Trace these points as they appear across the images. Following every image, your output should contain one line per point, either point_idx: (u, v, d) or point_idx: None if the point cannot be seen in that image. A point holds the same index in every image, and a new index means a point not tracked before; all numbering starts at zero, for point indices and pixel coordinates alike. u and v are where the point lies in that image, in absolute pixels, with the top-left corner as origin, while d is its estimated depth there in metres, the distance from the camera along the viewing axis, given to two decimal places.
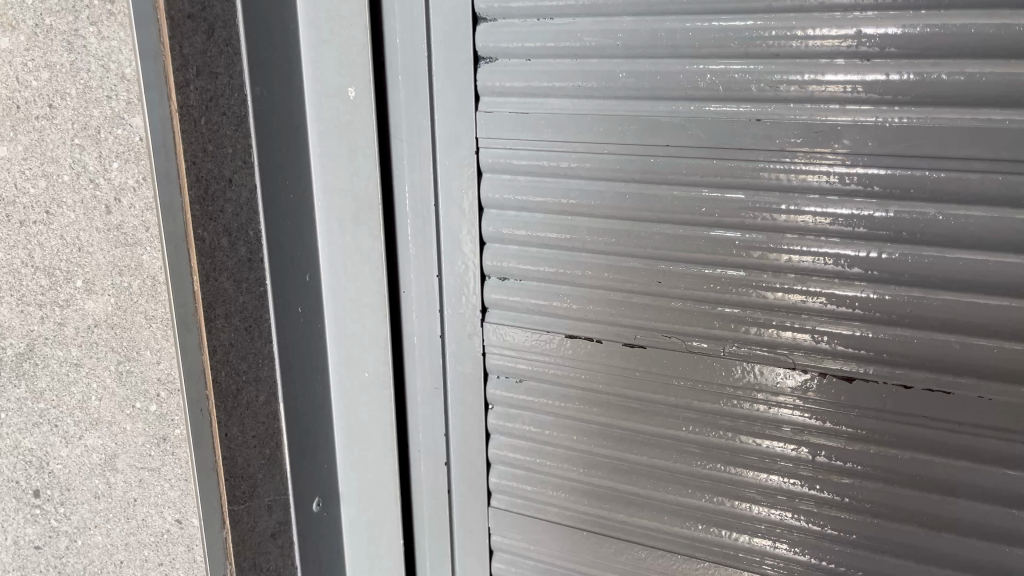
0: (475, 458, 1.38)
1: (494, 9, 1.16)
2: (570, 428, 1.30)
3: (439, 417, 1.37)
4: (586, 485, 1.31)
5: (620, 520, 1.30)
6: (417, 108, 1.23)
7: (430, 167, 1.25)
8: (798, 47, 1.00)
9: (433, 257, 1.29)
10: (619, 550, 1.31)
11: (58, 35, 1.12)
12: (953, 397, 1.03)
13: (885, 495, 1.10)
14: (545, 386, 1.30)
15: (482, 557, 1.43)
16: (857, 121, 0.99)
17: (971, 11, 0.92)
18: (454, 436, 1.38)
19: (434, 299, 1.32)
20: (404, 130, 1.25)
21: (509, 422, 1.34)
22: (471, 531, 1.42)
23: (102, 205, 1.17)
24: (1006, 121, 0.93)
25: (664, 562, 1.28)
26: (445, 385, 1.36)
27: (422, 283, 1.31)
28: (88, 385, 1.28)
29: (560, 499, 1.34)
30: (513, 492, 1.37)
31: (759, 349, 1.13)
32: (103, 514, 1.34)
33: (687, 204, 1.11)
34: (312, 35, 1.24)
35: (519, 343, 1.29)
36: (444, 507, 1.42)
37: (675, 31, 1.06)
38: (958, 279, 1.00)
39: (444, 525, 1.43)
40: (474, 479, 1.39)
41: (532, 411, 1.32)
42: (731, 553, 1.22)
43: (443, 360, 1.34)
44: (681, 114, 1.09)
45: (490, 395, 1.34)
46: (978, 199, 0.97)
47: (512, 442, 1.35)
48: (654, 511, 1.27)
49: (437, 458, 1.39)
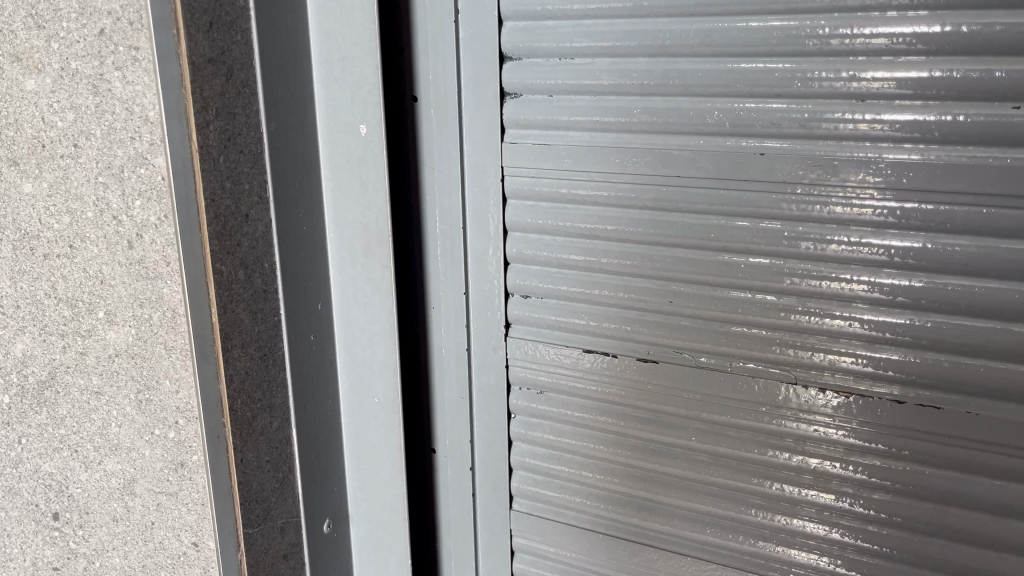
0: (497, 465, 1.40)
1: (519, 49, 1.19)
2: (588, 437, 1.33)
3: (464, 426, 1.40)
4: (602, 490, 1.34)
5: (636, 524, 1.32)
6: (446, 138, 1.26)
7: (458, 188, 1.27)
8: (801, 88, 1.04)
9: (460, 277, 1.32)
10: (633, 552, 1.34)
11: (84, 78, 1.15)
12: (941, 412, 1.06)
13: (884, 502, 1.12)
14: (563, 397, 1.33)
15: (501, 560, 1.45)
16: (855, 156, 1.03)
17: (958, 57, 0.96)
18: (478, 443, 1.41)
19: (460, 315, 1.34)
20: (435, 157, 1.28)
21: (531, 430, 1.36)
22: (491, 535, 1.44)
23: (124, 240, 1.20)
24: (990, 159, 0.97)
25: (674, 564, 1.31)
26: (471, 395, 1.38)
27: (449, 299, 1.34)
28: (108, 412, 1.31)
29: (574, 503, 1.36)
30: (532, 496, 1.40)
31: (768, 367, 1.15)
32: (121, 537, 1.37)
33: (696, 231, 1.14)
34: (325, 74, 1.26)
35: (541, 358, 1.31)
36: (466, 511, 1.44)
37: (686, 71, 1.10)
38: (948, 304, 1.03)
39: (468, 527, 1.45)
40: (495, 484, 1.41)
41: (552, 419, 1.35)
42: (741, 556, 1.25)
43: (469, 373, 1.37)
44: (690, 146, 1.12)
45: (513, 406, 1.36)
46: (964, 229, 1.00)
47: (534, 449, 1.38)
48: (666, 515, 1.29)
49: (462, 463, 1.42)
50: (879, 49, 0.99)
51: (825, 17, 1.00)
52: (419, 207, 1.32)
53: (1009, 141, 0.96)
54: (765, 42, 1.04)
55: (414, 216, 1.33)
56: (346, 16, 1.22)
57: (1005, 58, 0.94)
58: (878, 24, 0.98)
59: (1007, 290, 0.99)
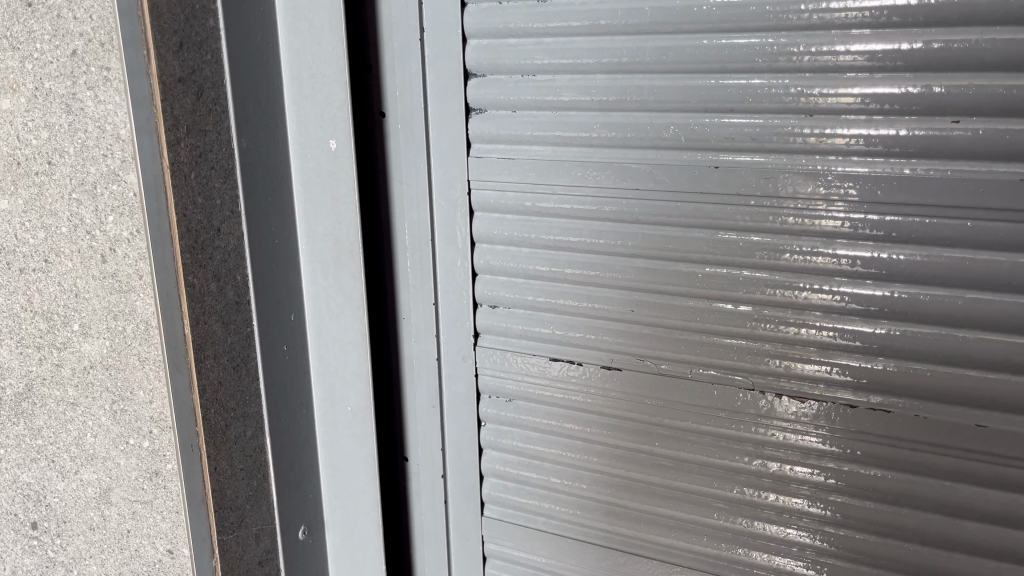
0: (469, 472, 1.43)
1: (483, 66, 1.22)
2: (556, 444, 1.35)
3: (436, 435, 1.42)
4: (571, 495, 1.36)
5: (603, 528, 1.34)
6: (415, 153, 1.29)
7: (425, 202, 1.30)
8: (754, 103, 1.06)
9: (429, 288, 1.35)
10: (600, 556, 1.36)
11: (57, 98, 1.18)
12: (893, 416, 1.09)
13: (842, 504, 1.15)
14: (533, 405, 1.35)
15: (474, 566, 1.47)
16: (806, 169, 1.06)
17: (902, 73, 0.99)
18: (450, 452, 1.43)
19: (430, 326, 1.37)
20: (404, 171, 1.31)
21: (501, 438, 1.38)
22: (463, 542, 1.47)
23: (98, 254, 1.23)
24: (932, 171, 1.00)
25: (640, 567, 1.33)
26: (442, 404, 1.41)
27: (419, 310, 1.37)
28: (83, 423, 1.33)
29: (544, 508, 1.39)
30: (501, 503, 1.42)
31: (727, 374, 1.18)
32: (97, 545, 1.39)
33: (655, 241, 1.17)
34: (296, 91, 1.28)
35: (509, 367, 1.34)
36: (439, 518, 1.46)
37: (642, 88, 1.12)
38: (897, 313, 1.06)
39: (441, 534, 1.47)
40: (468, 491, 1.44)
41: (521, 428, 1.37)
42: (705, 558, 1.27)
43: (440, 383, 1.39)
44: (648, 161, 1.15)
45: (483, 414, 1.39)
46: (911, 238, 1.03)
47: (503, 456, 1.40)
48: (633, 520, 1.32)
49: (434, 471, 1.44)
50: (827, 65, 1.02)
51: (775, 35, 1.04)
52: (388, 220, 1.35)
53: (950, 154, 0.99)
54: (717, 59, 1.07)
55: (385, 229, 1.36)
56: (315, 35, 1.24)
57: (945, 74, 0.97)
58: (824, 42, 1.01)
59: (953, 297, 1.02)
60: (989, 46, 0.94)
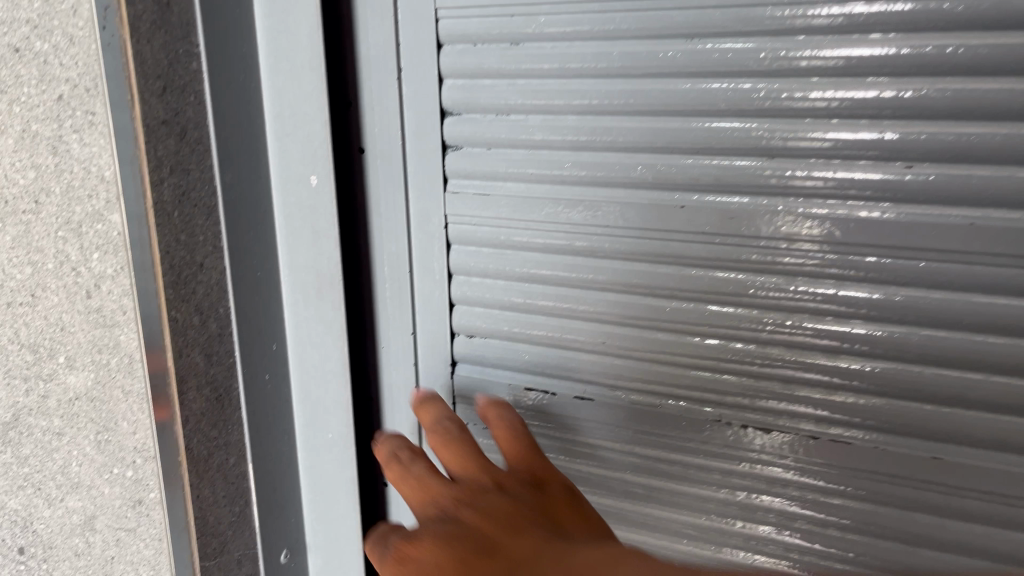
0: None
1: (458, 104, 1.24)
2: None
3: None
4: None
5: None
6: (393, 187, 1.32)
7: (404, 235, 1.34)
8: (719, 146, 1.10)
9: (409, 318, 1.38)
10: None
11: (43, 140, 1.20)
12: (853, 448, 1.13)
13: (807, 531, 1.19)
14: None
15: None
16: (769, 207, 1.09)
17: (860, 120, 1.02)
18: None
19: (409, 354, 1.40)
20: (382, 205, 1.34)
21: None
22: None
23: (84, 290, 1.25)
24: (887, 215, 1.03)
25: None
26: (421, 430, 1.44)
27: (399, 339, 1.41)
28: (69, 452, 1.36)
29: None
30: None
31: (695, 406, 1.22)
32: (84, 570, 1.42)
33: (624, 277, 1.20)
34: (278, 128, 1.32)
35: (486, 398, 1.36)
36: None
37: (612, 129, 1.15)
38: (857, 349, 1.09)
39: None
40: None
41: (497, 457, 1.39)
42: None
43: None
44: (617, 200, 1.18)
45: None
46: (869, 277, 1.06)
47: None
48: None
49: None
50: (787, 110, 1.05)
51: (738, 81, 1.07)
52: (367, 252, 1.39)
53: (904, 197, 1.02)
54: (683, 102, 1.10)
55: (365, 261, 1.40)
56: (297, 75, 1.28)
57: (901, 122, 1.00)
58: (784, 91, 1.04)
59: (910, 334, 1.06)
60: (939, 96, 0.98)
